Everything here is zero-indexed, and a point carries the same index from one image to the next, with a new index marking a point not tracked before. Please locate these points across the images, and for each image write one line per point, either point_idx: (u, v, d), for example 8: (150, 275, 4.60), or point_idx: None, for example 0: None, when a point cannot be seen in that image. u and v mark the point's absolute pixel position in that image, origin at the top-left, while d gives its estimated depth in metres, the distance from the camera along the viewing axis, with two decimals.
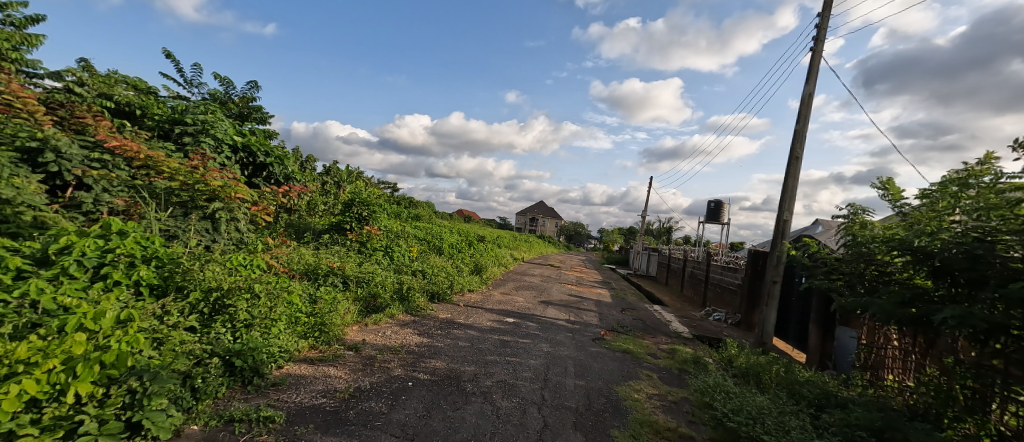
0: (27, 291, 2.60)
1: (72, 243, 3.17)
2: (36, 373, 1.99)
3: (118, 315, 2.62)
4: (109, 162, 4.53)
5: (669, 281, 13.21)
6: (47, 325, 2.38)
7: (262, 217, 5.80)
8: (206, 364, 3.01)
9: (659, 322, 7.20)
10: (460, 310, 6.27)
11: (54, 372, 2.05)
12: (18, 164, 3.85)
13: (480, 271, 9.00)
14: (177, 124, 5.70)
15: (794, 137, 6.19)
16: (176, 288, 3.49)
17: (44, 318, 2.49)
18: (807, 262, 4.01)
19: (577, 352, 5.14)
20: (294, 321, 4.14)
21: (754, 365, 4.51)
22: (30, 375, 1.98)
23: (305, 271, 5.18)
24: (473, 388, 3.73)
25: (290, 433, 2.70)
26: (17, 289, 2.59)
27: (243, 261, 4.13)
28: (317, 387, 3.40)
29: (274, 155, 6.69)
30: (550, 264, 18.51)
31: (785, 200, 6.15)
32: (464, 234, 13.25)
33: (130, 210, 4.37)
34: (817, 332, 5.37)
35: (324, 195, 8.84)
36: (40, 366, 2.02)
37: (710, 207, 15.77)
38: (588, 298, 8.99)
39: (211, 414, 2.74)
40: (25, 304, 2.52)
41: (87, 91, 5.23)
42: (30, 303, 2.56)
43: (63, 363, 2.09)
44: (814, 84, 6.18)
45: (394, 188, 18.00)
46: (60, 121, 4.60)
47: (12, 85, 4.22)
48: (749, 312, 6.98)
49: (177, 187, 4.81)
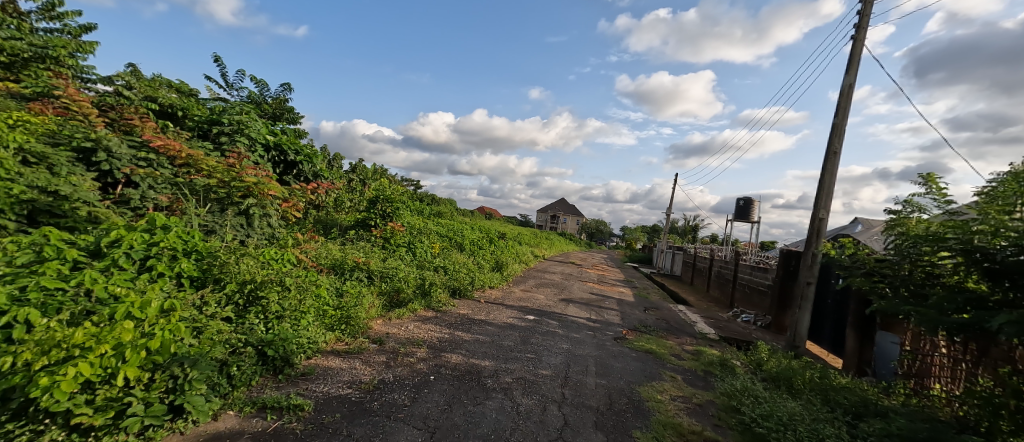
0: (83, 281, 2.78)
1: (121, 237, 3.43)
2: (90, 356, 2.15)
3: (162, 305, 2.80)
4: (154, 161, 4.87)
5: (695, 281, 12.85)
6: (99, 313, 2.57)
7: (292, 213, 6.00)
8: (240, 353, 3.19)
9: (684, 323, 7.02)
10: (481, 307, 6.29)
11: (105, 356, 2.20)
12: (75, 164, 4.25)
13: (500, 268, 9.01)
14: (214, 125, 5.97)
15: (831, 131, 5.90)
16: (213, 280, 3.70)
17: (97, 306, 2.69)
18: (845, 263, 3.83)
19: (598, 351, 5.10)
20: (322, 314, 4.35)
21: (785, 370, 4.35)
22: (85, 358, 2.14)
23: (331, 266, 5.29)
24: (494, 384, 3.76)
25: (317, 422, 2.82)
26: (74, 278, 2.78)
27: (275, 255, 4.32)
28: (343, 378, 3.53)
29: (304, 153, 6.90)
30: (571, 261, 18.36)
31: (821, 196, 5.87)
32: (483, 230, 13.26)
33: (173, 206, 4.73)
34: (853, 337, 5.15)
35: (351, 192, 9.07)
36: (93, 350, 2.18)
37: (738, 205, 15.22)
38: (610, 296, 8.89)
39: (245, 401, 2.90)
40: (81, 293, 2.72)
41: (134, 94, 5.59)
42: (86, 292, 2.75)
43: (114, 348, 2.24)
44: (854, 75, 5.87)
45: (416, 185, 18.14)
46: (112, 123, 4.97)
47: (69, 90, 4.74)
48: (781, 314, 6.71)
49: (215, 184, 5.03)
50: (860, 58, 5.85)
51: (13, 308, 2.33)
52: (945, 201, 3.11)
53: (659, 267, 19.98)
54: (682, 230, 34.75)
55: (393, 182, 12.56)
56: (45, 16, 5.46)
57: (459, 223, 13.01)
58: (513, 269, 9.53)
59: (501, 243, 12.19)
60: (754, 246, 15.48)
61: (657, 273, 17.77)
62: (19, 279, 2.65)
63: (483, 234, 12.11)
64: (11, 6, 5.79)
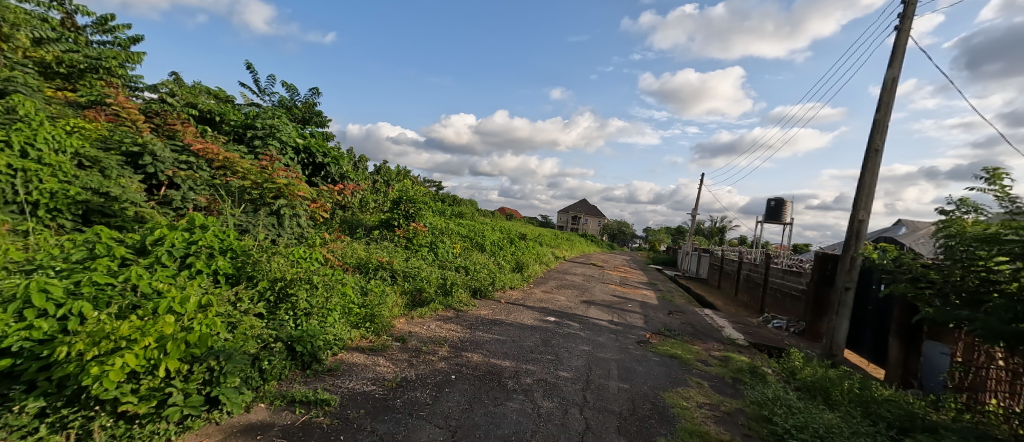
0: (129, 277, 2.96)
1: (164, 235, 3.64)
2: (135, 348, 2.28)
3: (200, 300, 2.95)
4: (194, 163, 5.16)
5: (722, 284, 12.44)
6: (143, 307, 2.72)
7: (320, 214, 6.20)
8: (271, 348, 3.32)
9: (711, 327, 6.81)
10: (501, 307, 6.30)
11: (149, 348, 2.33)
12: (124, 167, 4.55)
13: (521, 269, 9.01)
14: (249, 129, 6.25)
15: (873, 127, 5.58)
16: (247, 277, 3.87)
17: (141, 300, 2.85)
18: (888, 267, 3.61)
19: (620, 354, 5.01)
20: (347, 311, 4.46)
21: (821, 379, 4.14)
22: (130, 350, 2.27)
23: (357, 265, 5.42)
24: (515, 385, 3.76)
25: (343, 417, 2.90)
26: (122, 274, 2.96)
27: (304, 254, 4.46)
28: (368, 375, 3.62)
29: (331, 156, 7.12)
30: (594, 263, 18.12)
31: (861, 197, 5.57)
32: (504, 231, 13.28)
33: (211, 206, 4.98)
34: (897, 347, 4.84)
35: (375, 193, 9.28)
36: (138, 342, 2.31)
37: (770, 206, 14.61)
38: (633, 299, 8.72)
39: (275, 394, 3.02)
40: (128, 287, 2.90)
41: (176, 101, 5.93)
42: (132, 286, 2.93)
43: (156, 340, 2.37)
44: (898, 68, 5.53)
45: (438, 186, 18.35)
46: (156, 128, 5.30)
47: (119, 98, 5.09)
48: (816, 321, 6.39)
49: (249, 186, 5.26)
50: (905, 50, 5.51)
51: (68, 301, 2.48)
52: (1007, 200, 2.88)
53: (684, 269, 19.47)
54: (709, 231, 33.68)
55: (416, 183, 12.76)
56: (98, 29, 5.87)
57: (481, 224, 13.07)
58: (533, 270, 9.51)
59: (521, 243, 12.18)
60: (787, 248, 14.80)
61: (683, 276, 17.29)
62: (74, 275, 2.84)
63: (504, 235, 12.14)
64: (69, 21, 6.26)
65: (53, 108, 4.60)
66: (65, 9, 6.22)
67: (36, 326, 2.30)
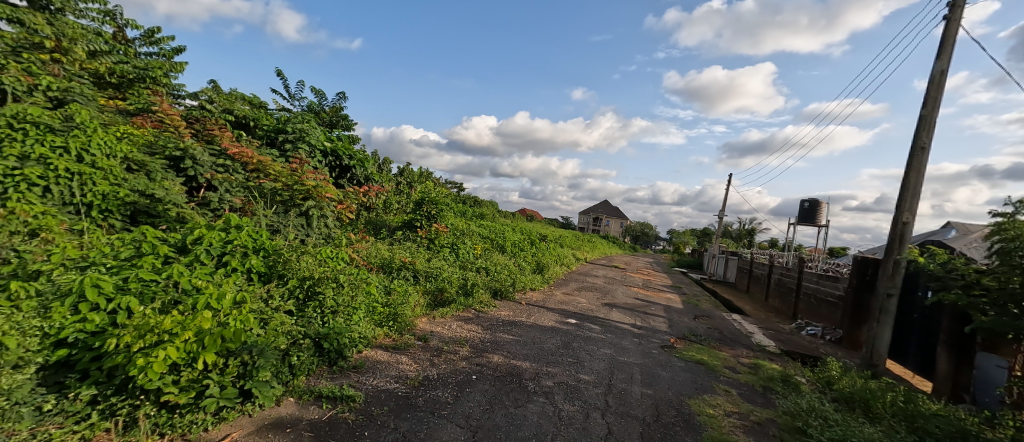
0: (171, 274, 3.13)
1: (202, 235, 3.84)
2: (177, 341, 2.42)
3: (235, 297, 3.09)
4: (230, 167, 5.43)
5: (751, 288, 11.99)
6: (183, 303, 2.88)
7: (346, 215, 6.37)
8: (300, 344, 3.44)
9: (740, 333, 6.57)
10: (522, 308, 6.29)
11: (188, 342, 2.46)
12: (167, 170, 4.84)
13: (542, 270, 8.97)
14: (280, 133, 6.51)
15: (918, 124, 5.25)
16: (278, 276, 4.03)
17: (182, 296, 3.02)
18: (936, 273, 3.38)
19: (643, 359, 4.90)
20: (372, 310, 4.57)
21: (861, 391, 3.92)
22: (173, 343, 2.40)
23: (381, 264, 5.54)
24: (536, 387, 3.75)
25: (367, 413, 2.96)
26: (165, 271, 3.13)
27: (331, 254, 4.60)
28: (391, 373, 3.69)
29: (357, 158, 7.33)
30: (618, 266, 17.84)
31: (905, 198, 5.24)
32: (525, 232, 13.24)
33: (245, 207, 5.22)
34: (947, 358, 4.53)
35: (398, 194, 9.46)
36: (179, 336, 2.45)
37: (803, 207, 13.95)
38: (657, 302, 8.53)
39: (304, 389, 3.13)
40: (170, 283, 3.07)
41: (214, 108, 6.26)
42: (174, 283, 3.10)
43: (195, 335, 2.51)
44: (947, 60, 5.19)
45: (460, 188, 18.53)
46: (197, 134, 5.61)
47: (164, 105, 5.42)
48: (855, 329, 6.05)
49: (280, 188, 5.47)
50: (955, 41, 5.16)
51: (117, 297, 2.67)
52: None
53: (711, 272, 18.90)
54: (738, 233, 32.51)
55: (438, 185, 12.93)
56: (146, 41, 6.27)
57: (502, 225, 13.10)
58: (554, 272, 9.46)
59: (542, 245, 12.15)
60: (823, 252, 14.11)
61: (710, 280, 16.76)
62: (123, 271, 3.03)
63: (525, 236, 12.13)
64: (120, 34, 6.71)
65: (106, 116, 4.95)
66: (116, 24, 6.67)
67: (89, 319, 2.50)
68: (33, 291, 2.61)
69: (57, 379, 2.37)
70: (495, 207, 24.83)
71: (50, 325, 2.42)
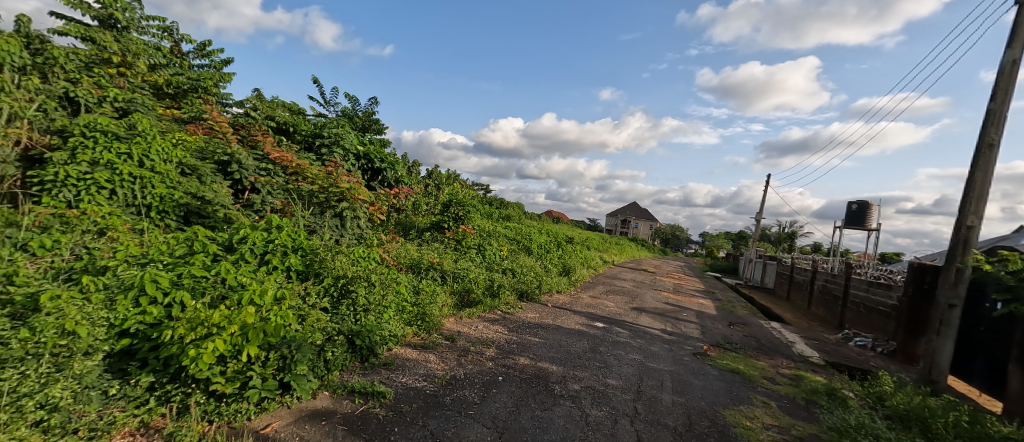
0: (220, 270, 3.30)
1: (247, 235, 4.07)
2: (224, 334, 2.55)
3: (275, 294, 3.25)
4: (272, 170, 5.74)
5: (791, 296, 11.36)
6: (230, 299, 3.05)
7: (378, 216, 6.57)
8: (334, 340, 3.58)
9: (778, 342, 6.23)
10: (549, 311, 6.25)
11: (234, 335, 2.59)
12: (216, 173, 5.17)
13: (569, 273, 8.88)
14: (317, 138, 6.80)
15: (986, 119, 4.79)
16: (314, 274, 4.20)
17: (229, 292, 3.19)
18: (1007, 282, 3.07)
19: (674, 366, 4.74)
20: (401, 309, 4.68)
21: (918, 409, 3.62)
22: (220, 336, 2.54)
23: (410, 265, 5.66)
24: (562, 390, 3.71)
25: (397, 409, 3.04)
26: (214, 268, 3.31)
27: (363, 253, 4.75)
28: (420, 371, 3.77)
29: (388, 161, 7.56)
30: (648, 269, 17.39)
31: (969, 200, 4.78)
32: (552, 234, 13.15)
33: (285, 209, 5.49)
34: (1019, 377, 4.09)
35: (427, 196, 9.63)
36: (226, 329, 2.58)
37: (851, 210, 13.01)
38: (688, 307, 8.25)
39: (338, 384, 3.26)
40: (218, 279, 3.25)
41: (258, 114, 6.64)
42: (222, 279, 3.27)
43: (240, 328, 2.63)
44: (1019, 48, 4.71)
45: (487, 190, 18.66)
46: (243, 140, 5.97)
47: (214, 114, 5.81)
48: (911, 341, 5.60)
49: (317, 190, 5.72)
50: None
51: (172, 291, 2.86)
52: None
53: (746, 277, 18.12)
54: (775, 237, 30.83)
55: (467, 187, 13.09)
56: (198, 54, 6.73)
57: (528, 227, 13.09)
58: (581, 274, 9.34)
59: (569, 247, 12.04)
60: (874, 257, 13.13)
61: (747, 285, 15.99)
62: (177, 268, 3.24)
63: (551, 238, 12.07)
64: (176, 48, 7.25)
65: (164, 124, 5.36)
66: (173, 39, 7.21)
67: (149, 311, 2.67)
68: (100, 284, 2.81)
69: (120, 366, 2.54)
70: (522, 209, 24.79)
71: (115, 316, 2.59)
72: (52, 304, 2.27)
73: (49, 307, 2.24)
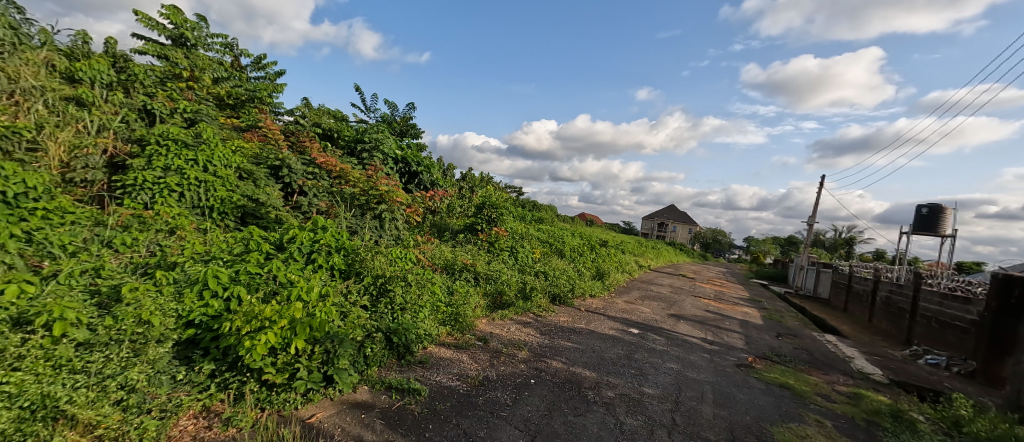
0: (272, 268, 3.50)
1: (296, 235, 4.33)
2: (274, 328, 2.69)
3: (320, 291, 3.39)
4: (318, 174, 6.06)
5: (849, 307, 10.53)
6: (281, 294, 3.22)
7: (414, 218, 6.77)
8: (373, 337, 3.71)
9: (834, 357, 5.77)
10: (581, 315, 6.17)
11: (284, 329, 2.73)
12: (269, 177, 5.54)
13: (603, 277, 8.72)
14: (359, 143, 7.12)
15: None
16: (355, 273, 4.38)
17: (280, 288, 3.36)
18: None
19: (716, 377, 4.53)
20: (436, 309, 4.79)
21: (1001, 437, 3.23)
22: (271, 329, 2.68)
23: (444, 265, 5.79)
24: (596, 397, 3.65)
25: (432, 407, 3.12)
26: (267, 266, 3.51)
27: (400, 254, 4.92)
28: (453, 370, 3.84)
29: (424, 165, 7.80)
30: (689, 275, 16.72)
31: None
32: (587, 238, 12.98)
33: (329, 210, 5.78)
34: None
35: (461, 198, 9.78)
36: (276, 323, 2.72)
37: (920, 214, 11.85)
38: (731, 316, 7.84)
39: (377, 379, 3.38)
40: (271, 275, 3.43)
41: (305, 122, 7.05)
42: (274, 275, 3.46)
43: (288, 323, 2.76)
44: None
45: (518, 192, 18.68)
46: (293, 146, 6.37)
47: (268, 122, 6.24)
48: (995, 361, 5.00)
49: (358, 192, 5.98)
50: None
51: (231, 286, 3.02)
52: None
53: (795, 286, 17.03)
54: (829, 243, 28.70)
55: (500, 189, 13.19)
56: (255, 67, 7.25)
57: (562, 230, 12.99)
58: (616, 279, 9.15)
59: (603, 250, 11.85)
60: (950, 267, 11.85)
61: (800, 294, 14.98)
62: (235, 265, 3.48)
63: (586, 241, 11.90)
64: (236, 63, 7.85)
65: (225, 132, 5.81)
66: (233, 54, 7.81)
67: (211, 304, 2.84)
68: (171, 278, 3.04)
69: (187, 354, 2.73)
70: (556, 212, 24.66)
71: (183, 307, 2.78)
72: (132, 295, 2.46)
73: (129, 297, 2.43)
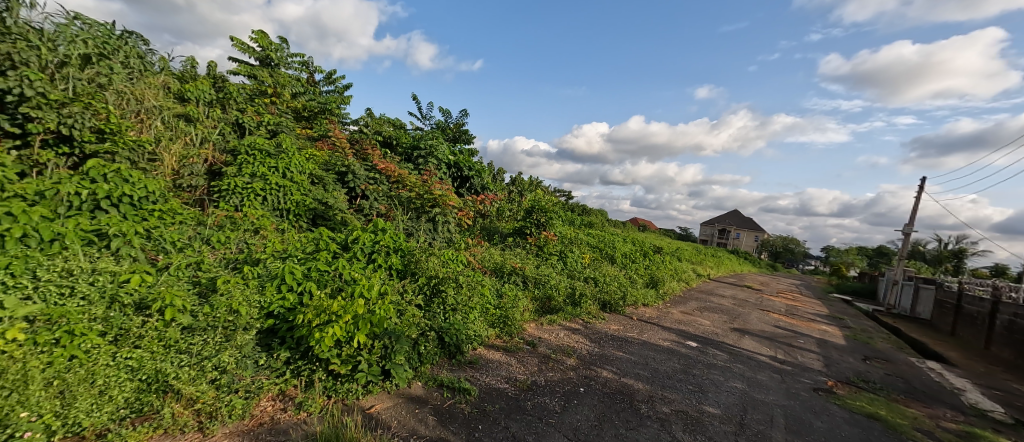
0: (338, 266, 3.77)
1: (358, 236, 4.63)
2: (340, 322, 2.90)
3: (380, 288, 3.60)
4: (379, 179, 6.42)
5: (958, 330, 9.39)
6: (346, 290, 3.46)
7: (465, 221, 6.98)
8: (427, 335, 3.88)
9: (941, 390, 5.16)
10: (633, 324, 6.05)
11: (347, 323, 2.94)
12: (336, 183, 5.95)
13: (656, 284, 8.47)
14: (415, 150, 7.46)
15: None
16: (411, 273, 4.60)
17: (345, 284, 3.61)
18: None
19: (787, 400, 4.24)
20: (485, 311, 4.92)
21: None
22: (337, 323, 2.89)
23: (493, 268, 5.93)
24: (650, 411, 3.57)
25: (481, 408, 3.21)
26: (336, 265, 3.78)
27: (452, 256, 5.11)
28: (501, 373, 3.93)
29: (475, 169, 8.02)
30: (749, 285, 15.76)
31: None
32: (638, 243, 12.66)
33: (387, 214, 6.11)
34: None
35: (510, 201, 9.93)
36: (341, 318, 2.92)
37: None
38: (804, 333, 7.24)
39: (429, 376, 3.53)
40: (338, 273, 3.70)
41: (368, 131, 7.51)
42: (340, 273, 3.73)
43: (351, 318, 2.97)
44: None
45: (568, 196, 18.58)
46: (357, 153, 6.80)
47: (336, 131, 6.71)
48: None
49: (414, 197, 6.27)
50: None
51: (304, 282, 3.32)
52: None
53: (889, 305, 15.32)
54: (928, 256, 25.62)
55: (549, 193, 13.20)
56: (326, 81, 7.84)
57: (611, 234, 12.77)
58: (669, 286, 8.84)
59: (655, 256, 11.51)
60: None
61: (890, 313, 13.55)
62: (307, 263, 3.78)
63: (636, 246, 11.60)
64: (311, 79, 8.53)
65: (299, 142, 6.33)
66: (310, 71, 8.52)
67: (287, 298, 3.12)
68: (256, 272, 3.37)
69: (267, 341, 3.01)
70: (603, 216, 24.25)
71: (264, 299, 3.08)
72: (225, 286, 2.77)
73: (223, 288, 2.74)
